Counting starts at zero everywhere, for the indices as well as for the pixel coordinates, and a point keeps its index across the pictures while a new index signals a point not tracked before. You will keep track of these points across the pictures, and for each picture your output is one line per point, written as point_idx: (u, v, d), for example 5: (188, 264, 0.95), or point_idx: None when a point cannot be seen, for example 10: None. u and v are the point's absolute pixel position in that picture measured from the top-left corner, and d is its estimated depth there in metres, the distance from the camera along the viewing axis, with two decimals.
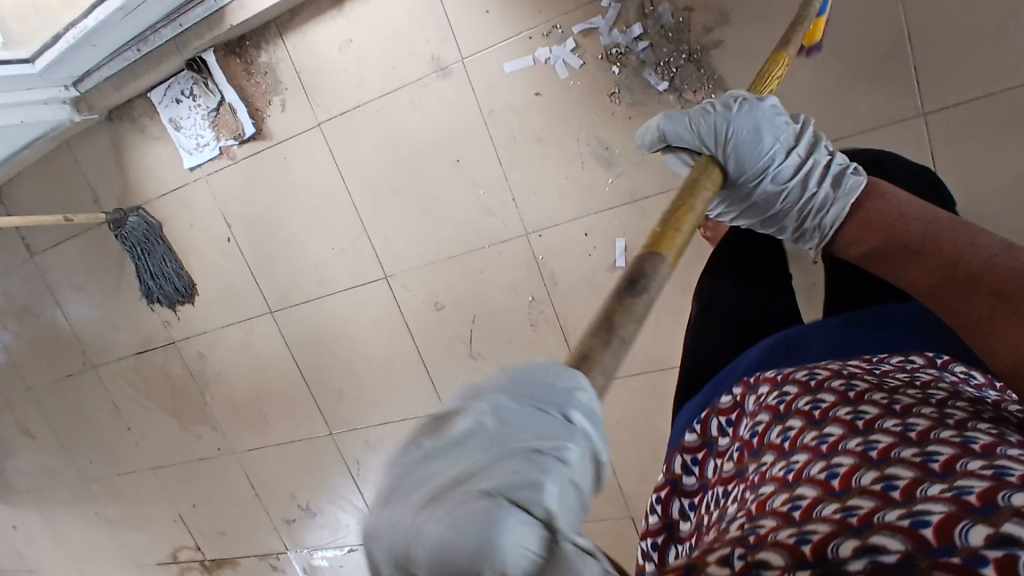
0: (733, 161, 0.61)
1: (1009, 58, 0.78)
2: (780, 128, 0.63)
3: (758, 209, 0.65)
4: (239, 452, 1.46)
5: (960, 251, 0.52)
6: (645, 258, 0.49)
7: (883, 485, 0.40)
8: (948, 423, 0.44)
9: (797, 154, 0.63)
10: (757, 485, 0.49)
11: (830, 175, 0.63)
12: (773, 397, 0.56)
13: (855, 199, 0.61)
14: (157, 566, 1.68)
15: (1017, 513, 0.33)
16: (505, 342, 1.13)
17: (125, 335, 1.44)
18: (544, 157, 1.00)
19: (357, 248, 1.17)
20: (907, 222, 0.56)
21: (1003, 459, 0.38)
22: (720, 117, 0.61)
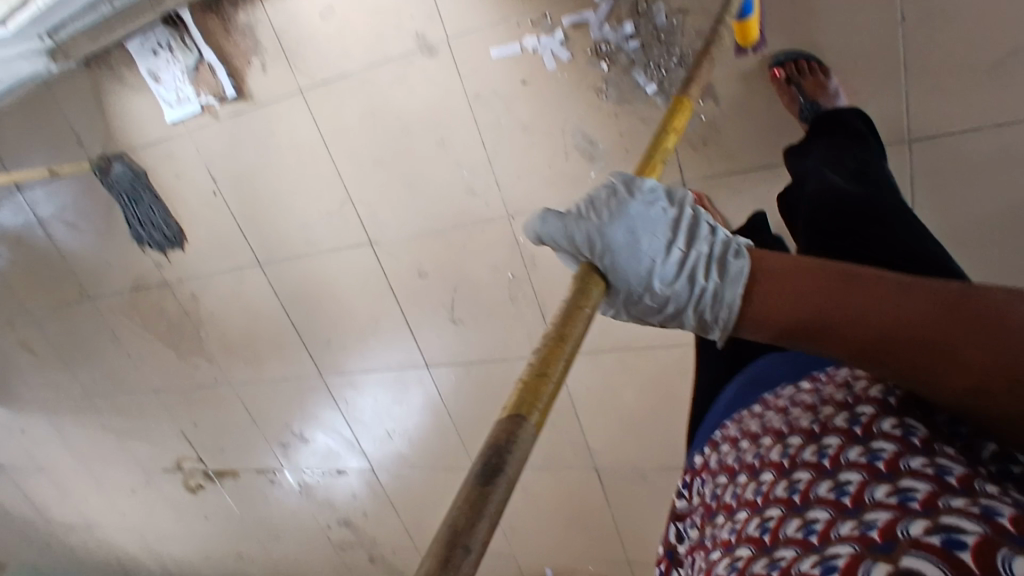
0: (614, 272, 0.53)
1: (1001, 93, 0.78)
2: (657, 224, 0.55)
3: (658, 317, 0.56)
4: (234, 383, 1.55)
5: (866, 306, 0.42)
6: (504, 425, 0.43)
7: (803, 531, 0.40)
8: (857, 436, 0.43)
9: (679, 248, 0.54)
10: (709, 552, 0.49)
11: (713, 263, 0.52)
12: (730, 454, 0.55)
13: (743, 288, 0.48)
14: (164, 471, 1.84)
15: (912, 544, 0.33)
16: (485, 311, 1.18)
17: (118, 271, 1.48)
18: (528, 145, 0.99)
19: (342, 215, 1.18)
20: (799, 299, 0.44)
21: (906, 478, 0.38)
22: (590, 227, 0.54)
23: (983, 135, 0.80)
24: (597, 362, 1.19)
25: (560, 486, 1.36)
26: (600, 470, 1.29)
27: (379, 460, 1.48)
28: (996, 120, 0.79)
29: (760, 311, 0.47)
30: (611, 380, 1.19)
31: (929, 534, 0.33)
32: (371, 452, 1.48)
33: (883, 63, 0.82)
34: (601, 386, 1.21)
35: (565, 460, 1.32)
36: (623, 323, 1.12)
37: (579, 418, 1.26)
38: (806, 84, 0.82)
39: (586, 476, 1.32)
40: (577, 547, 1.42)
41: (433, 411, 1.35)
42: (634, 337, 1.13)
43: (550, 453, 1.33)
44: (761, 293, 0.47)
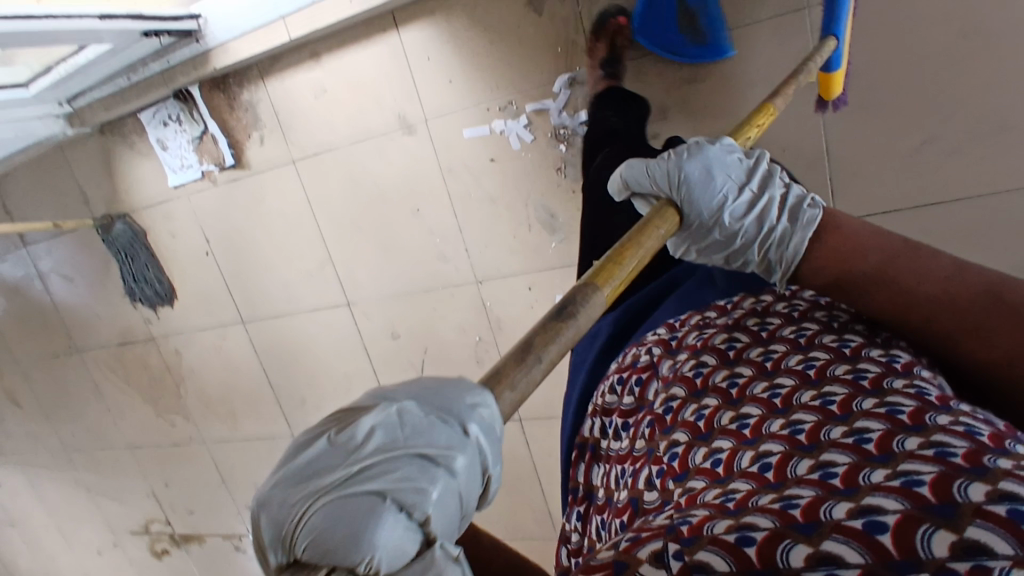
0: (692, 204, 0.57)
1: (913, 181, 0.87)
2: (732, 167, 0.59)
3: (723, 255, 0.60)
4: (208, 442, 1.57)
5: (937, 277, 0.47)
6: (580, 286, 0.43)
7: (820, 473, 0.36)
8: (866, 388, 0.41)
9: (750, 191, 0.58)
10: (676, 472, 0.46)
11: (785, 208, 0.57)
12: (690, 367, 0.53)
13: (813, 231, 0.55)
14: (131, 532, 1.82)
15: (978, 512, 0.30)
16: (453, 373, 1.23)
17: (107, 325, 1.54)
18: (495, 216, 1.08)
19: (322, 274, 1.26)
20: (868, 256, 0.50)
21: (938, 433, 0.35)
22: (673, 163, 0.58)
23: (901, 218, 0.89)
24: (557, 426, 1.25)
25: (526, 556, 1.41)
26: None
27: None
28: (910, 207, 0.88)
29: (806, 268, 0.55)
30: None
31: (993, 502, 0.30)
32: None
33: (807, 154, 0.92)
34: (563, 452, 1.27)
35: (531, 526, 1.37)
36: None
37: (539, 480, 1.32)
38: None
39: (550, 542, 1.37)
40: None
41: None
42: None
43: (515, 519, 1.38)
44: (819, 250, 0.54)
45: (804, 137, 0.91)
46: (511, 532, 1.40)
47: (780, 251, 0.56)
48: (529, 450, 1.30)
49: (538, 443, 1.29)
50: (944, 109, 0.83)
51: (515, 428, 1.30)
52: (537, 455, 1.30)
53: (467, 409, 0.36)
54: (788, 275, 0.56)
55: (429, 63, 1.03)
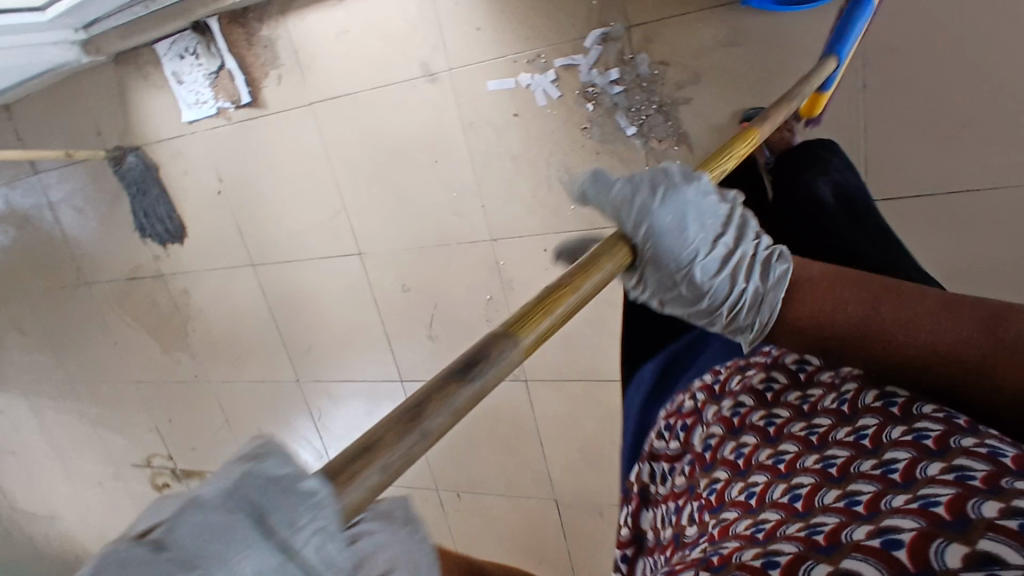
0: (654, 256, 0.50)
1: (948, 165, 0.84)
2: (708, 215, 0.51)
3: (684, 308, 0.54)
4: (213, 382, 1.58)
5: (925, 324, 0.45)
6: (491, 337, 0.36)
7: (846, 501, 0.39)
8: (895, 415, 0.42)
9: (723, 244, 0.52)
10: (714, 506, 0.49)
11: (757, 264, 0.53)
12: (729, 408, 0.55)
13: (785, 292, 0.52)
14: (132, 465, 1.86)
15: (990, 526, 0.32)
16: (461, 331, 1.23)
17: (116, 260, 1.53)
18: (514, 172, 1.06)
19: (335, 222, 1.24)
20: (848, 307, 0.49)
21: (960, 457, 0.37)
22: (641, 201, 0.49)
23: (933, 202, 0.86)
24: (562, 390, 1.25)
25: (521, 515, 1.43)
26: (558, 498, 1.37)
27: None
28: (942, 193, 0.85)
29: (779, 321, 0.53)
30: (575, 410, 1.26)
31: (1006, 517, 0.32)
32: None
33: (843, 129, 0.89)
34: (566, 415, 1.27)
35: (528, 487, 1.39)
36: (588, 354, 1.18)
37: (540, 441, 1.33)
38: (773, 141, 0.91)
39: (545, 503, 1.39)
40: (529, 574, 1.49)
41: None
42: (598, 370, 1.19)
43: (512, 477, 1.40)
44: (790, 301, 0.52)
45: (841, 111, 0.88)
46: (508, 490, 1.42)
47: (749, 314, 0.53)
48: (532, 412, 1.30)
49: (541, 405, 1.29)
50: (992, 94, 0.79)
51: (519, 389, 1.30)
52: (539, 417, 1.30)
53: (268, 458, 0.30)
54: (758, 337, 0.54)
55: (457, 10, 0.99)
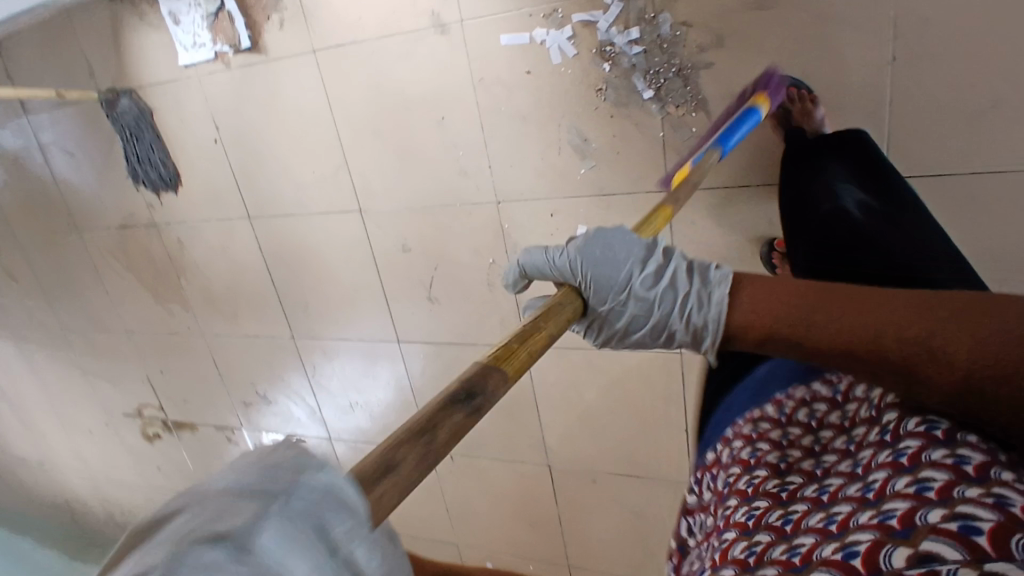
0: (591, 288, 0.59)
1: (974, 145, 0.81)
2: (634, 248, 0.61)
3: (644, 330, 0.61)
4: (206, 335, 1.56)
5: (898, 316, 0.46)
6: (477, 371, 0.43)
7: (825, 522, 0.45)
8: (888, 442, 0.48)
9: (654, 265, 0.60)
10: (721, 530, 0.54)
11: (694, 273, 0.58)
12: (747, 451, 0.59)
13: (728, 288, 0.54)
14: (124, 415, 1.85)
15: (932, 530, 0.38)
16: (462, 294, 1.21)
17: (109, 207, 1.49)
18: (524, 133, 1.02)
19: (336, 178, 1.20)
20: (822, 310, 0.48)
21: (926, 470, 0.42)
22: (566, 252, 0.60)
23: (955, 183, 0.84)
24: (562, 357, 1.24)
25: (513, 478, 1.44)
26: (552, 463, 1.37)
27: (338, 430, 1.52)
28: (964, 172, 0.83)
29: (739, 323, 0.53)
30: (574, 377, 1.25)
31: (946, 521, 0.38)
32: (332, 420, 1.52)
33: (868, 103, 0.84)
34: (564, 382, 1.26)
35: (522, 452, 1.40)
36: None
37: (537, 408, 1.32)
38: (794, 111, 0.88)
39: (538, 468, 1.40)
40: (519, 535, 1.51)
41: (398, 388, 1.38)
42: None
43: (507, 442, 1.40)
44: (745, 297, 0.53)
45: (869, 84, 0.83)
46: (502, 454, 1.42)
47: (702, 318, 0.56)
48: (531, 379, 1.29)
49: (540, 371, 1.28)
50: None
51: None
52: (538, 383, 1.29)
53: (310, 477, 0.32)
54: (716, 337, 0.55)
55: None
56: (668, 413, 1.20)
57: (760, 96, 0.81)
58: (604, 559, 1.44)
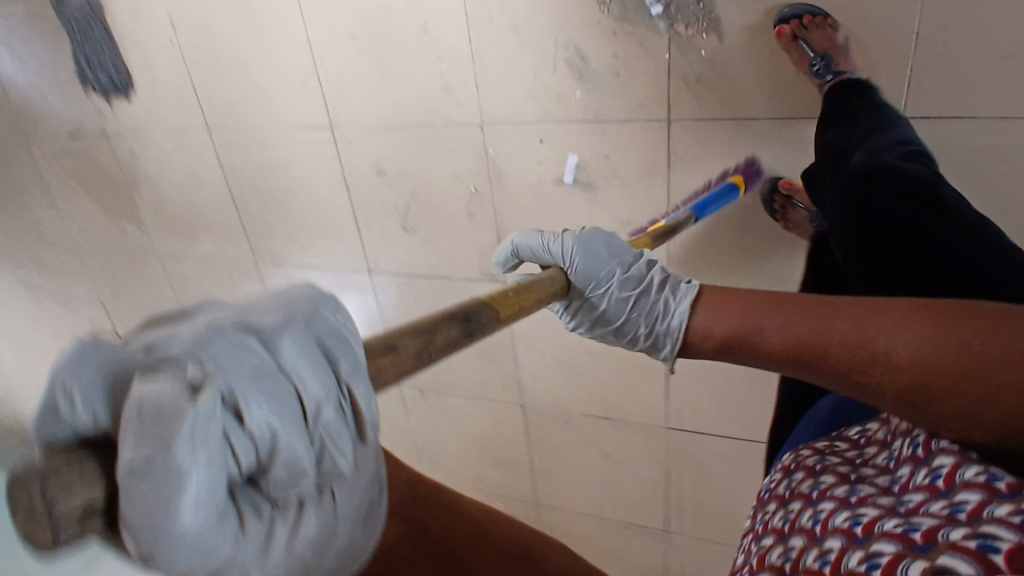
0: (575, 275, 0.66)
1: (1003, 87, 0.74)
2: (621, 249, 0.67)
3: (613, 324, 0.67)
4: (165, 258, 1.46)
5: (842, 329, 0.49)
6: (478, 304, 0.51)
7: (851, 522, 0.50)
8: (922, 457, 0.50)
9: (637, 269, 0.66)
10: (765, 533, 0.61)
11: (669, 285, 0.64)
12: (803, 461, 0.65)
13: (690, 302, 0.60)
14: (78, 338, 1.76)
15: (950, 545, 0.40)
16: (440, 224, 1.13)
17: (54, 114, 1.35)
18: (516, 48, 0.93)
19: (306, 88, 1.10)
20: (775, 306, 0.53)
21: (960, 491, 0.44)
22: (561, 239, 0.67)
23: (978, 129, 0.77)
24: None
25: (484, 418, 1.40)
26: (526, 404, 1.34)
27: None
28: (989, 116, 0.76)
29: (699, 329, 0.59)
30: (553, 317, 1.19)
31: (967, 538, 0.40)
32: None
33: (896, 31, 0.77)
34: (542, 322, 1.21)
35: (495, 392, 1.35)
36: None
37: (514, 348, 1.27)
38: (815, 42, 0.79)
39: (512, 408, 1.36)
40: (490, 473, 1.49)
41: (369, 321, 1.32)
42: None
43: (480, 382, 1.35)
44: (703, 305, 0.60)
45: (897, 12, 0.75)
46: (475, 394, 1.38)
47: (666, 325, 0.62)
48: None
49: None
50: None
51: None
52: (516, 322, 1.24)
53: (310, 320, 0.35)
54: (673, 344, 0.61)
55: None
56: (649, 358, 1.16)
57: (737, 176, 0.88)
58: (573, 499, 1.43)
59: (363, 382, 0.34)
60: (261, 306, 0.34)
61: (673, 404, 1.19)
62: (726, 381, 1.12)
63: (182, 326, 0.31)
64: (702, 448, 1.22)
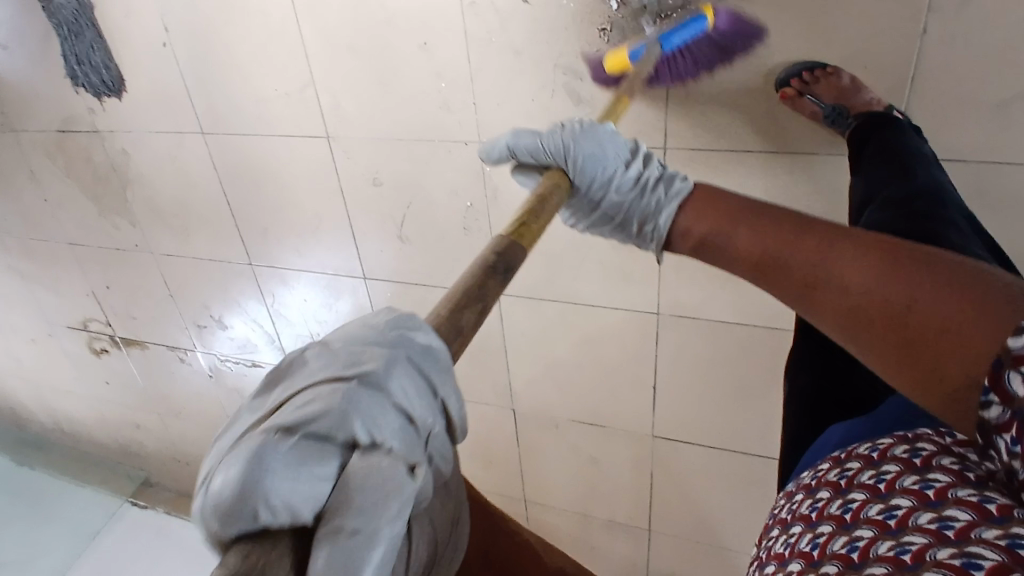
0: (579, 176, 0.70)
1: (990, 134, 0.77)
2: (618, 145, 0.72)
3: (604, 217, 0.74)
4: (157, 253, 1.46)
5: (806, 248, 0.56)
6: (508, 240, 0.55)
7: (848, 547, 0.48)
8: (915, 466, 0.51)
9: (634, 168, 0.72)
10: (764, 561, 0.57)
11: (660, 182, 0.70)
12: (807, 476, 0.61)
13: (680, 201, 0.67)
14: (67, 327, 1.75)
15: (936, 563, 0.40)
16: (435, 235, 1.15)
17: (41, 107, 1.32)
18: (517, 70, 0.93)
19: (303, 98, 1.09)
20: (748, 221, 0.61)
21: (950, 508, 0.45)
22: (563, 136, 0.70)
23: (965, 170, 0.80)
24: (535, 309, 1.19)
25: (475, 419, 1.43)
26: (515, 408, 1.36)
27: None
28: (976, 162, 0.80)
29: (683, 227, 0.67)
30: (545, 329, 1.21)
31: (953, 557, 0.40)
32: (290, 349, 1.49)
33: (892, 74, 0.78)
34: (534, 333, 1.23)
35: (486, 396, 1.38)
36: (567, 278, 1.12)
37: (505, 355, 1.29)
38: (822, 92, 0.78)
39: (500, 411, 1.39)
40: (476, 471, 1.53)
41: None
42: (573, 294, 1.14)
43: (471, 386, 1.38)
44: (691, 208, 0.67)
45: (894, 58, 0.77)
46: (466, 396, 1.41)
47: (655, 221, 0.69)
48: (501, 326, 1.25)
49: (511, 320, 1.23)
50: None
51: None
52: (507, 332, 1.25)
53: (419, 354, 0.43)
54: (663, 241, 0.69)
55: None
56: (637, 369, 1.18)
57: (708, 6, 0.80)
58: (558, 499, 1.47)
59: (452, 392, 0.45)
60: (350, 353, 0.43)
61: (659, 415, 1.22)
62: (710, 396, 1.15)
63: (314, 396, 0.40)
64: (685, 457, 1.26)
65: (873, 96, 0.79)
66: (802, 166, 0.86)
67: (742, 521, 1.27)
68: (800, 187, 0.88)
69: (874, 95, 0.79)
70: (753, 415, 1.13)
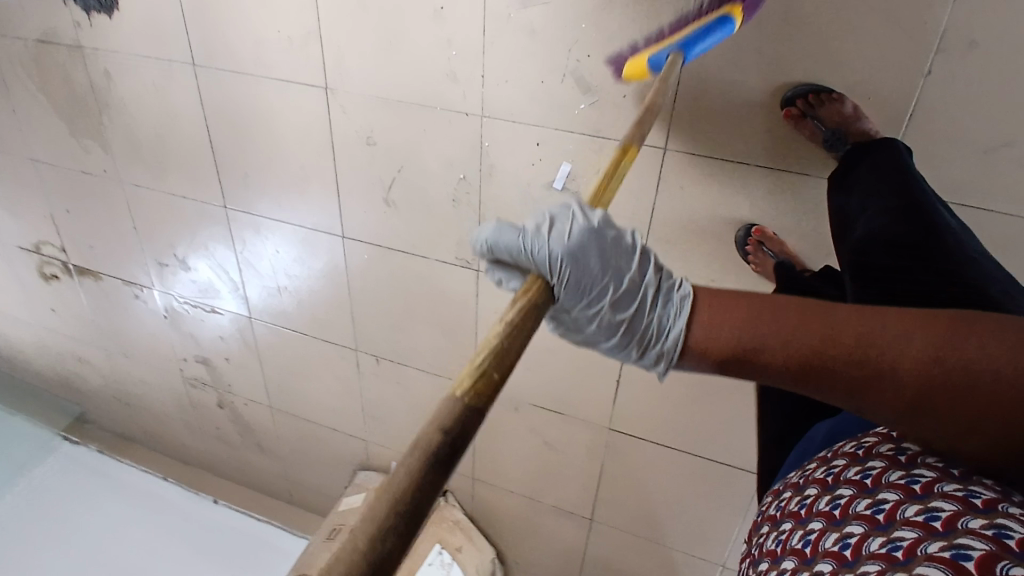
0: (563, 289, 0.58)
1: (971, 177, 0.81)
2: (606, 245, 0.60)
3: (594, 332, 0.62)
4: (127, 184, 1.40)
5: (845, 343, 0.48)
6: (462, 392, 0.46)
7: (840, 544, 0.50)
8: (901, 462, 0.53)
9: (629, 276, 0.60)
10: (758, 557, 0.61)
11: (659, 295, 0.59)
12: (797, 476, 0.64)
13: (685, 321, 0.56)
14: (18, 248, 1.67)
15: (928, 557, 0.43)
16: (422, 204, 1.14)
17: (22, 14, 1.25)
18: (530, 51, 0.92)
19: (305, 46, 1.06)
20: (776, 317, 0.51)
21: (936, 500, 0.47)
22: (545, 244, 0.58)
23: None
24: None
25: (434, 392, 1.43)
26: None
27: (259, 309, 1.47)
28: (955, 203, 0.84)
29: (700, 340, 0.54)
30: None
31: (943, 550, 0.43)
32: (254, 300, 1.46)
33: (891, 107, 0.81)
34: None
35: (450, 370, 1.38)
36: None
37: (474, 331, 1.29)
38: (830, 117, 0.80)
39: None
40: None
41: (335, 279, 1.33)
42: None
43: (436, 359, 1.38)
44: (703, 314, 0.55)
45: (895, 92, 0.80)
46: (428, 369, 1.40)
47: (660, 345, 0.58)
48: None
49: None
50: None
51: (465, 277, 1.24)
52: None
53: None
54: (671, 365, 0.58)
55: None
56: (603, 361, 1.20)
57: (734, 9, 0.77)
58: (506, 478, 1.49)
59: None
60: None
61: (618, 408, 1.25)
62: (671, 395, 1.18)
63: None
64: (637, 451, 1.29)
65: (872, 126, 0.82)
66: (794, 184, 0.89)
67: (683, 517, 1.32)
68: (789, 203, 0.91)
69: (873, 126, 0.82)
70: (709, 417, 1.17)
